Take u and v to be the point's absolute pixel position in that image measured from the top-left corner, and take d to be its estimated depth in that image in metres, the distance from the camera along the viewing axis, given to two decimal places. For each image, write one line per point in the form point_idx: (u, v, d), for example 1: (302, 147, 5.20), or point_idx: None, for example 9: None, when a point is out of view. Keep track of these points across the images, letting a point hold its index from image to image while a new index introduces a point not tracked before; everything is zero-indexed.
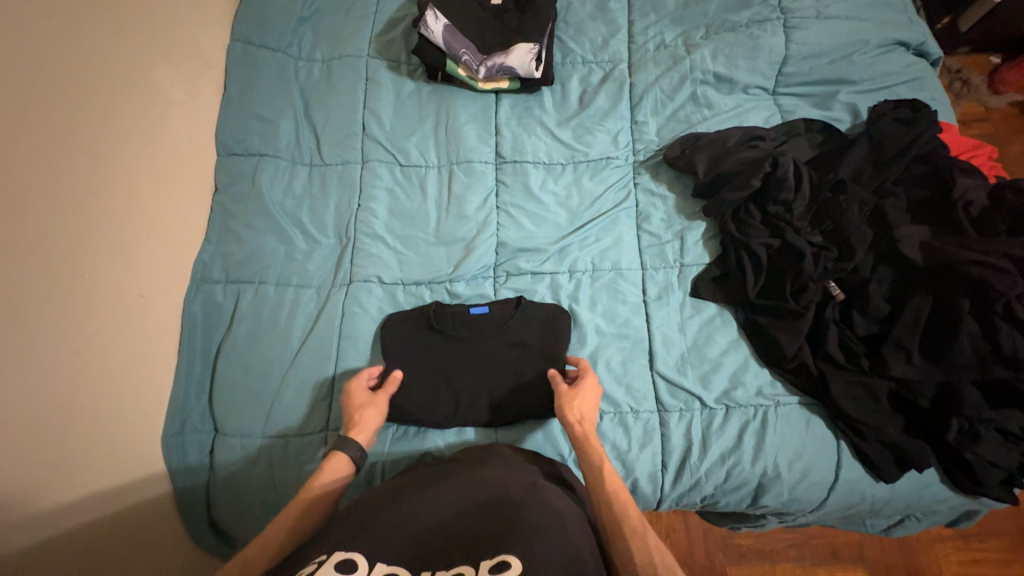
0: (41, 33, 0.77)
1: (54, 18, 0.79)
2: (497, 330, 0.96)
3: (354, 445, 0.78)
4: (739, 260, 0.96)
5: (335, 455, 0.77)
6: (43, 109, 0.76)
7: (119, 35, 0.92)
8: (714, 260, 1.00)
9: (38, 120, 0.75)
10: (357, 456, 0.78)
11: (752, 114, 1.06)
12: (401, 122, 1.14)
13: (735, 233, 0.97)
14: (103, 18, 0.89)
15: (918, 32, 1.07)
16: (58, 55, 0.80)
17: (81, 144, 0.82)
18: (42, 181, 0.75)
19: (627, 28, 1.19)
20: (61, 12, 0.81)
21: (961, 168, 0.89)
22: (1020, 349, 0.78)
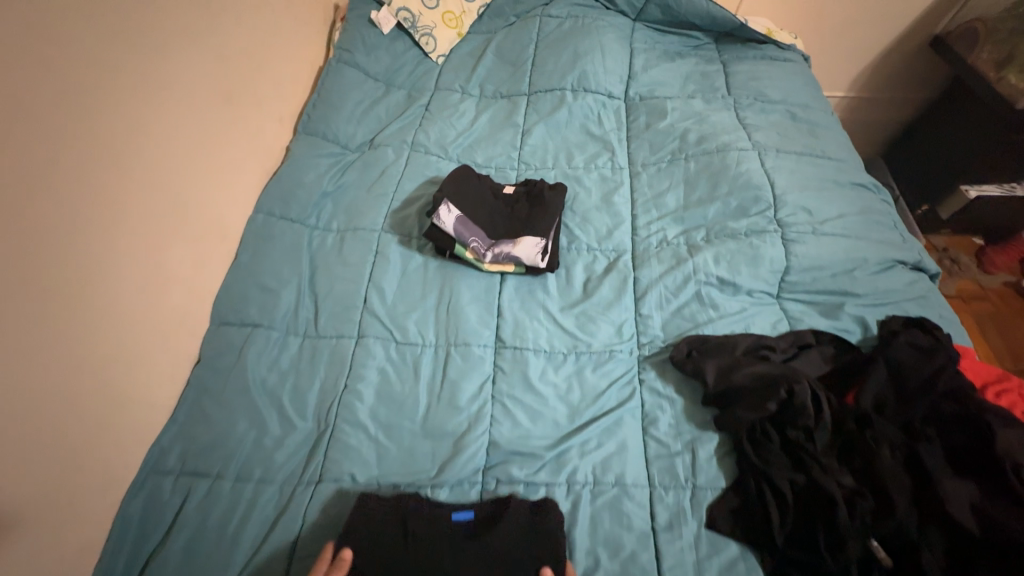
0: (57, 233, 0.78)
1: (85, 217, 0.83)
2: (478, 548, 0.78)
3: None
4: (761, 494, 0.83)
5: None
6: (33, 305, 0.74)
7: (146, 220, 0.95)
8: (730, 486, 0.88)
9: (25, 325, 0.72)
10: None
11: (758, 320, 1.05)
12: (405, 296, 1.14)
13: (753, 457, 0.87)
14: (133, 207, 0.92)
15: (913, 251, 1.11)
16: (69, 251, 0.80)
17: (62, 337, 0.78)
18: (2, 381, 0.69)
19: (631, 221, 1.25)
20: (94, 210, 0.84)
21: (997, 413, 0.82)
22: None
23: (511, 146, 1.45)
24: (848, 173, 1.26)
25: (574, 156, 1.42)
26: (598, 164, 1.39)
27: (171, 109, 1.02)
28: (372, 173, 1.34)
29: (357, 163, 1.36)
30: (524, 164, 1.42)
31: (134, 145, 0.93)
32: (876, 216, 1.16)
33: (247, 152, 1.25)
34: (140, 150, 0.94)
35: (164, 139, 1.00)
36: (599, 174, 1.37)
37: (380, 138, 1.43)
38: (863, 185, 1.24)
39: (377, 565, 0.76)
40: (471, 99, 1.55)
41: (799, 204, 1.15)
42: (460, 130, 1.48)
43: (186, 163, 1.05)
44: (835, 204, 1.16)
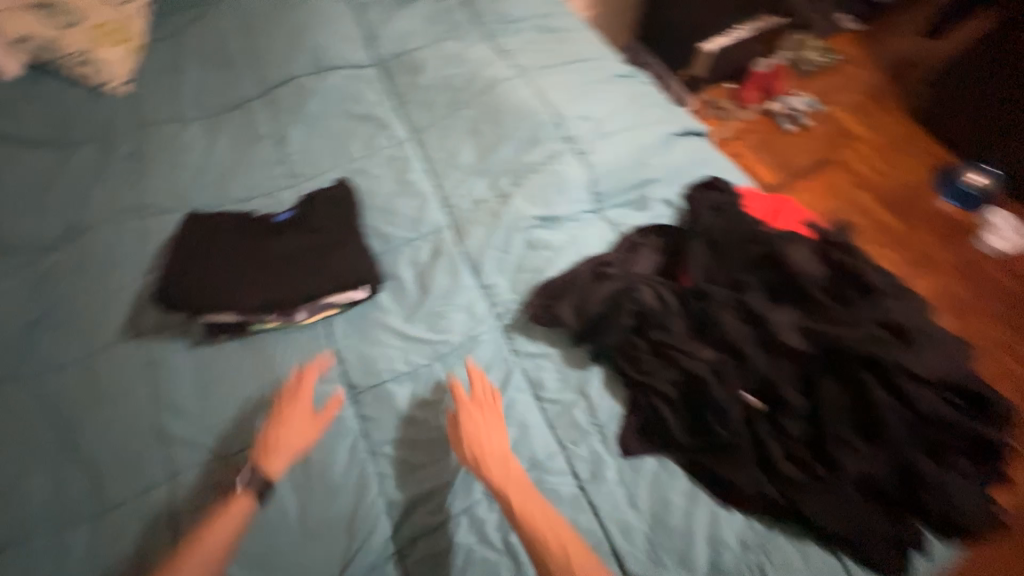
0: None
1: None
2: (301, 227, 1.00)
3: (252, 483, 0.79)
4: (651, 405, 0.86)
5: (239, 497, 0.78)
6: None
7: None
8: (628, 408, 0.89)
9: None
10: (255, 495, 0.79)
11: (589, 241, 1.04)
12: (181, 290, 0.90)
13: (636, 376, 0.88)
14: None
15: (683, 122, 1.21)
16: None
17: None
18: None
19: (437, 193, 1.14)
20: None
21: (786, 237, 0.91)
22: (933, 406, 0.73)
23: (271, 162, 1.20)
24: (609, 68, 1.30)
25: (350, 145, 1.23)
26: (379, 145, 1.23)
27: None
28: (93, 267, 0.99)
29: (66, 265, 1.00)
30: (298, 175, 1.19)
31: None
32: (645, 101, 1.23)
33: None
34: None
35: None
36: (385, 156, 1.21)
37: (87, 218, 1.06)
38: (624, 75, 1.30)
39: (220, 277, 0.92)
40: (195, 123, 1.23)
41: (579, 116, 1.16)
42: (198, 165, 1.16)
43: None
44: (607, 103, 1.19)
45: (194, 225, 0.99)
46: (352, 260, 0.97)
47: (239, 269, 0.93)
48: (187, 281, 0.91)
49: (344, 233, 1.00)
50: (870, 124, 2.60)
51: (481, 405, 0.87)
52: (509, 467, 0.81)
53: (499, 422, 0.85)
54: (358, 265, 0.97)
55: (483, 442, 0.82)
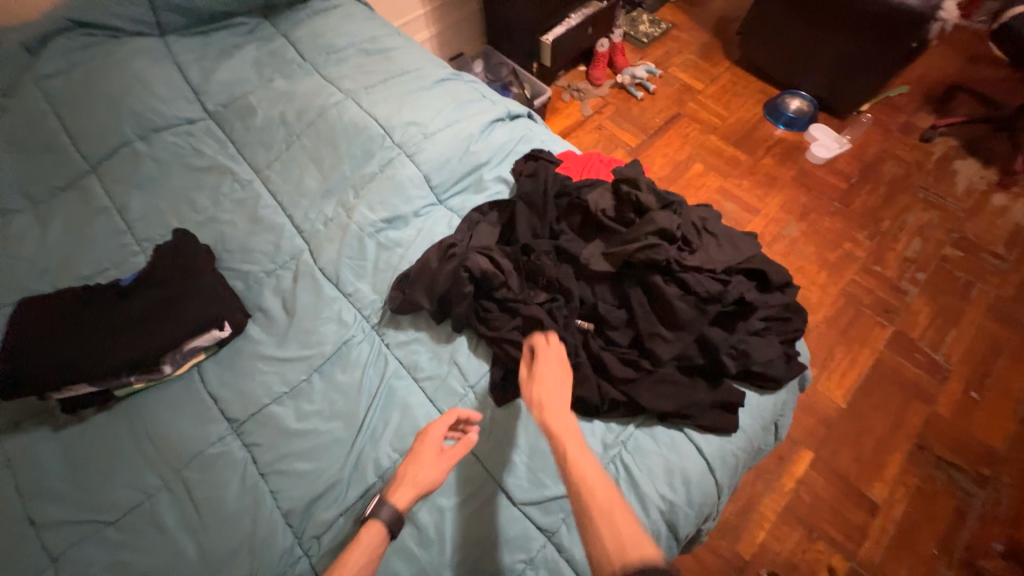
0: None
1: None
2: (147, 283, 1.02)
3: (387, 512, 0.79)
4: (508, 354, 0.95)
5: (371, 524, 0.79)
6: None
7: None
8: (493, 364, 0.99)
9: None
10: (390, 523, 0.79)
11: (435, 229, 1.14)
12: (19, 373, 0.87)
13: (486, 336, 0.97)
14: None
15: (501, 108, 1.36)
16: None
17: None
18: None
19: (290, 222, 1.20)
20: None
21: (585, 186, 1.07)
22: (709, 286, 0.91)
23: (115, 232, 1.19)
24: (429, 75, 1.42)
25: (195, 198, 1.25)
26: (225, 191, 1.26)
27: None
28: None
29: None
30: (145, 238, 1.19)
31: None
32: (464, 98, 1.36)
33: None
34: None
35: None
36: (233, 200, 1.25)
37: None
38: (445, 79, 1.42)
39: (63, 351, 0.90)
40: (23, 214, 1.20)
41: (406, 122, 1.26)
42: (33, 254, 1.14)
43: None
44: (430, 106, 1.31)
45: (27, 309, 0.97)
46: (208, 303, 1.00)
47: (86, 339, 0.93)
48: (22, 365, 0.88)
49: (193, 278, 1.03)
50: (706, 76, 2.90)
51: (558, 370, 0.83)
52: (565, 418, 0.76)
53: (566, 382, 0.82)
54: (216, 306, 1.01)
55: (551, 395, 0.78)
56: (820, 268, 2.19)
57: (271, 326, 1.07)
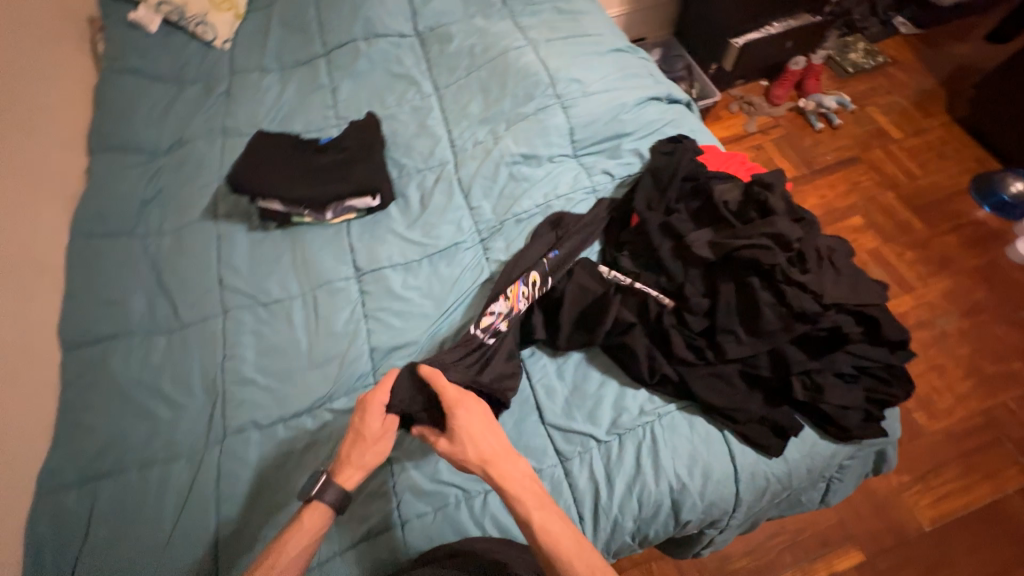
0: None
1: None
2: (337, 148, 1.30)
3: (331, 493, 0.82)
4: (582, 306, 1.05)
5: (313, 504, 0.82)
6: None
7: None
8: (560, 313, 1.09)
9: None
10: (335, 502, 0.83)
11: (561, 178, 1.26)
12: (245, 177, 1.19)
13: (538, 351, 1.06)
14: None
15: (663, 88, 1.39)
16: None
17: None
18: None
19: (447, 136, 1.40)
20: None
21: (716, 176, 1.08)
22: (807, 305, 0.89)
23: (324, 106, 1.51)
24: (607, 42, 1.49)
25: (385, 97, 1.52)
26: (408, 97, 1.51)
27: None
28: (189, 168, 1.34)
29: (171, 164, 1.35)
30: (343, 117, 1.49)
31: None
32: (631, 70, 1.41)
33: (35, 186, 1.19)
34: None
35: None
36: (411, 106, 1.49)
37: (188, 134, 1.42)
38: (620, 49, 1.49)
39: (273, 174, 1.22)
40: (272, 74, 1.57)
41: (570, 77, 1.37)
42: (270, 105, 1.50)
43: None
44: (597, 69, 1.39)
45: (259, 138, 1.30)
46: (372, 176, 1.24)
47: (290, 171, 1.24)
48: (248, 172, 1.20)
49: (368, 154, 1.28)
50: (911, 126, 2.51)
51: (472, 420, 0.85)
52: (514, 466, 0.83)
53: (492, 426, 0.86)
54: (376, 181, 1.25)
55: (479, 445, 0.83)
56: (966, 376, 1.85)
57: (407, 211, 1.29)
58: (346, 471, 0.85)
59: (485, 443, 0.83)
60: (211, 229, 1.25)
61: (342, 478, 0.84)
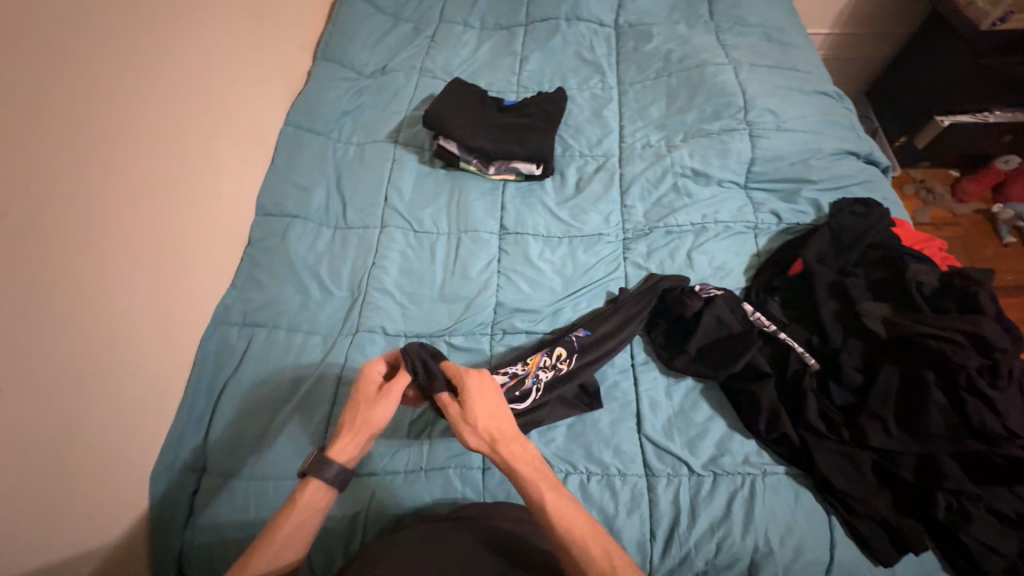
0: (142, 121, 0.97)
1: (155, 111, 1.00)
2: (518, 113, 1.37)
3: (330, 469, 0.74)
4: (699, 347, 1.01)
5: (311, 481, 0.74)
6: (128, 171, 0.93)
7: (185, 111, 1.08)
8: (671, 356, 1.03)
9: (130, 189, 0.93)
10: (335, 480, 0.75)
11: (726, 204, 1.21)
12: (436, 118, 1.32)
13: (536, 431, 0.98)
14: (186, 111, 1.09)
15: (865, 146, 1.28)
16: (147, 138, 0.98)
17: (124, 193, 0.92)
18: (114, 226, 0.89)
19: (618, 130, 1.40)
20: (158, 107, 1.01)
21: (912, 255, 0.99)
22: (987, 423, 0.80)
23: (510, 72, 1.58)
24: (814, 82, 1.40)
25: (569, 78, 1.55)
26: (590, 84, 1.52)
27: (201, 20, 1.15)
28: (385, 94, 1.48)
29: (372, 86, 1.50)
30: (523, 87, 1.55)
31: (182, 52, 1.09)
32: (834, 117, 1.32)
33: (271, 73, 1.39)
34: (165, 44, 1.04)
35: (197, 46, 1.13)
36: (591, 93, 1.50)
37: (391, 65, 1.56)
38: (826, 94, 1.39)
39: (457, 121, 1.32)
40: (473, 30, 1.67)
41: (766, 107, 1.30)
42: (464, 57, 1.60)
43: (214, 69, 1.18)
44: (797, 107, 1.31)
45: (455, 86, 1.41)
46: (540, 147, 1.29)
47: (472, 122, 1.33)
48: (438, 114, 1.32)
49: (544, 126, 1.33)
50: None
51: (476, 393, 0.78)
52: (522, 448, 0.75)
53: (500, 401, 0.78)
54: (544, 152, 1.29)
55: (495, 421, 0.76)
56: None
57: (562, 189, 1.31)
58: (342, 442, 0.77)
59: (501, 420, 0.76)
60: (388, 151, 1.37)
61: (337, 452, 0.77)
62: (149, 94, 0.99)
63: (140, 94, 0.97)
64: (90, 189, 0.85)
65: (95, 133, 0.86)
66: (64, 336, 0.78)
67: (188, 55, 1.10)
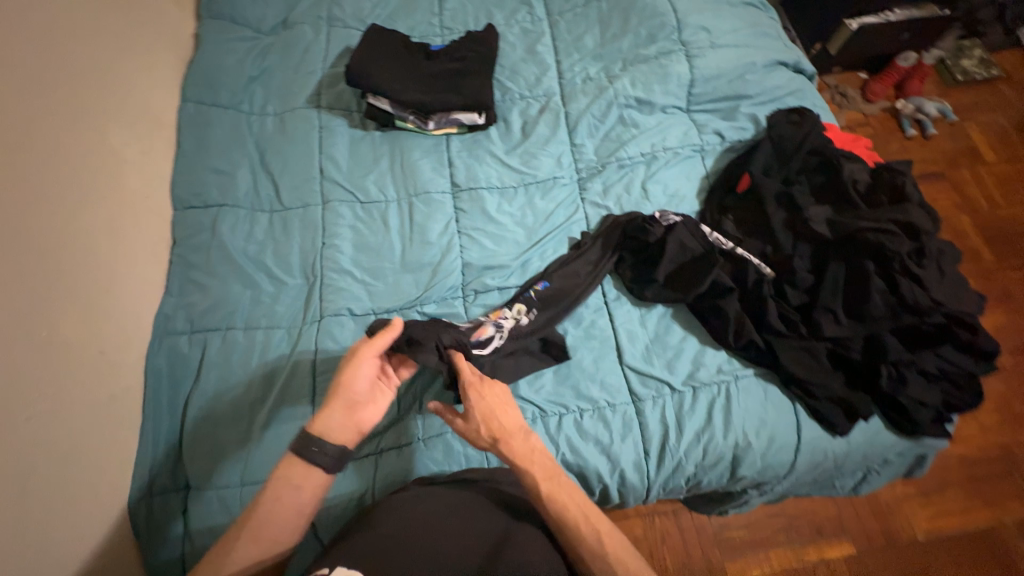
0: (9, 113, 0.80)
1: (23, 99, 0.83)
2: (448, 58, 1.26)
3: (316, 447, 0.69)
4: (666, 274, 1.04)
5: (294, 459, 0.69)
6: (10, 176, 0.78)
7: (56, 95, 0.90)
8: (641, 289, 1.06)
9: (18, 198, 0.78)
10: (323, 456, 0.69)
11: (672, 130, 1.22)
12: (360, 74, 1.19)
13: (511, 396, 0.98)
14: (61, 96, 0.91)
15: (792, 55, 1.31)
16: (21, 133, 0.81)
17: (8, 202, 0.77)
18: (11, 244, 0.76)
19: (556, 66, 1.33)
20: (25, 95, 0.84)
21: (845, 157, 1.06)
22: (918, 297, 0.91)
23: (430, 12, 1.43)
24: None
25: (495, 12, 1.43)
26: (519, 18, 1.42)
27: None
28: (293, 52, 1.31)
29: (276, 45, 1.32)
30: (447, 29, 1.41)
31: (36, 22, 0.89)
32: (762, 29, 1.33)
33: (150, 41, 1.18)
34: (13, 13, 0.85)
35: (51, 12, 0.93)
36: (521, 28, 1.40)
37: (293, 17, 1.36)
38: (752, 5, 1.39)
39: (383, 75, 1.20)
40: None
41: (698, 25, 1.29)
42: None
43: (77, 39, 0.98)
44: (728, 21, 1.31)
45: (372, 34, 1.27)
46: (479, 93, 1.21)
47: (401, 75, 1.22)
48: (361, 69, 1.19)
49: (479, 69, 1.24)
50: None
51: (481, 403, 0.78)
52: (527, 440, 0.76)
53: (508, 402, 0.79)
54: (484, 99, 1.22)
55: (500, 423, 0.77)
56: None
57: (508, 136, 1.25)
58: (325, 416, 0.72)
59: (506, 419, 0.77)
60: (313, 118, 1.23)
61: (320, 427, 0.71)
62: (10, 78, 0.81)
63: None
64: None
65: None
66: None
67: (40, 23, 0.90)
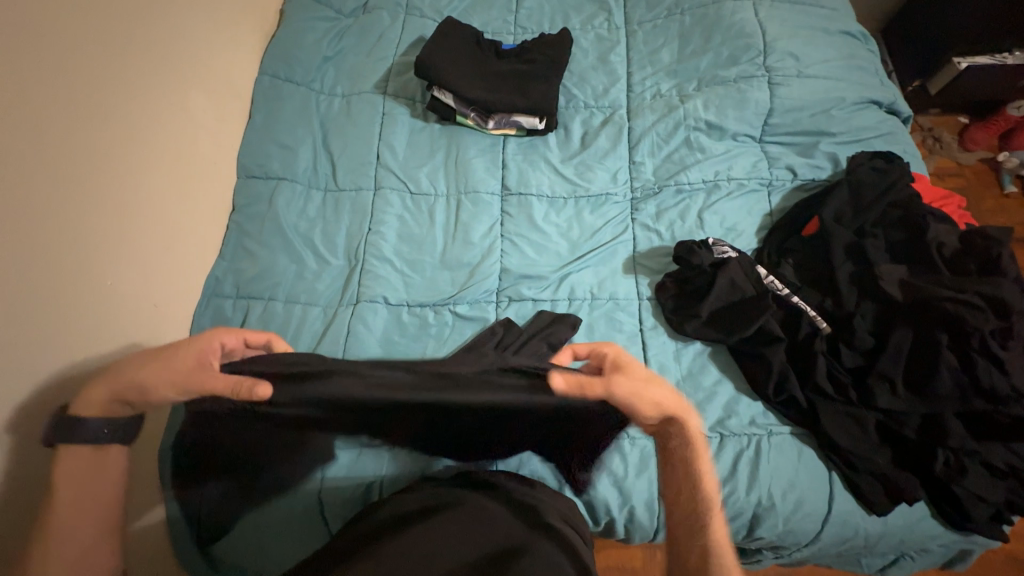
0: (102, 74, 0.86)
1: (116, 62, 0.89)
2: (518, 60, 1.25)
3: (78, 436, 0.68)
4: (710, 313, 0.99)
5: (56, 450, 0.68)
6: (94, 132, 0.84)
7: (143, 58, 0.95)
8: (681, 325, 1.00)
9: (100, 154, 0.85)
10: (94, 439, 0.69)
11: (740, 160, 1.15)
12: (428, 66, 1.19)
13: None
14: (150, 60, 0.97)
15: (888, 94, 1.20)
16: (111, 94, 0.88)
17: (84, 156, 0.82)
18: (87, 196, 0.82)
19: (626, 78, 1.29)
20: (117, 57, 0.89)
21: (933, 214, 0.97)
22: (996, 384, 0.82)
23: (507, 9, 1.42)
24: (840, 21, 1.28)
25: (571, 16, 1.39)
26: (595, 24, 1.38)
27: None
28: (369, 37, 1.34)
29: (354, 28, 1.35)
30: (521, 28, 1.40)
31: None
32: (859, 61, 1.23)
33: (238, 14, 1.24)
34: None
35: None
36: (596, 35, 1.36)
37: (373, 2, 1.39)
38: (851, 34, 1.28)
39: (448, 69, 1.20)
40: None
41: (787, 51, 1.20)
42: None
43: (170, 6, 1.03)
44: (821, 50, 1.22)
45: (446, 27, 1.27)
46: (542, 98, 1.19)
47: (469, 72, 1.22)
48: (430, 62, 1.19)
49: (547, 73, 1.22)
50: None
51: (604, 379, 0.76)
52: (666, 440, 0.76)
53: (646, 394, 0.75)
54: (547, 104, 1.19)
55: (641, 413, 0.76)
56: None
57: (566, 144, 1.23)
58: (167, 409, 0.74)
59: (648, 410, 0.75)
60: (377, 105, 1.25)
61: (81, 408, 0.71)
62: (108, 41, 0.88)
63: (98, 42, 0.86)
64: (55, 157, 0.77)
65: (53, 90, 0.77)
66: (51, 318, 0.74)
67: None
